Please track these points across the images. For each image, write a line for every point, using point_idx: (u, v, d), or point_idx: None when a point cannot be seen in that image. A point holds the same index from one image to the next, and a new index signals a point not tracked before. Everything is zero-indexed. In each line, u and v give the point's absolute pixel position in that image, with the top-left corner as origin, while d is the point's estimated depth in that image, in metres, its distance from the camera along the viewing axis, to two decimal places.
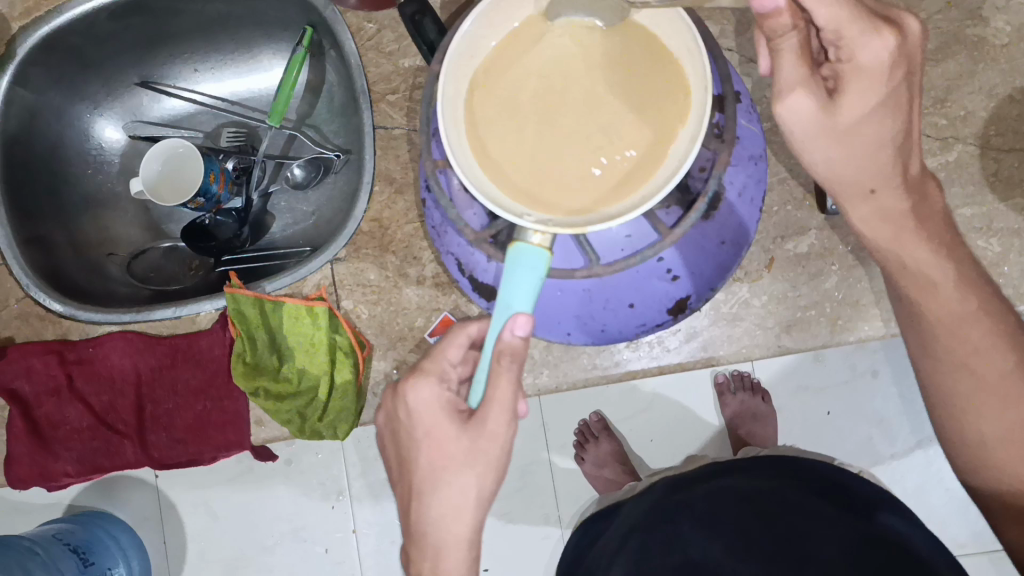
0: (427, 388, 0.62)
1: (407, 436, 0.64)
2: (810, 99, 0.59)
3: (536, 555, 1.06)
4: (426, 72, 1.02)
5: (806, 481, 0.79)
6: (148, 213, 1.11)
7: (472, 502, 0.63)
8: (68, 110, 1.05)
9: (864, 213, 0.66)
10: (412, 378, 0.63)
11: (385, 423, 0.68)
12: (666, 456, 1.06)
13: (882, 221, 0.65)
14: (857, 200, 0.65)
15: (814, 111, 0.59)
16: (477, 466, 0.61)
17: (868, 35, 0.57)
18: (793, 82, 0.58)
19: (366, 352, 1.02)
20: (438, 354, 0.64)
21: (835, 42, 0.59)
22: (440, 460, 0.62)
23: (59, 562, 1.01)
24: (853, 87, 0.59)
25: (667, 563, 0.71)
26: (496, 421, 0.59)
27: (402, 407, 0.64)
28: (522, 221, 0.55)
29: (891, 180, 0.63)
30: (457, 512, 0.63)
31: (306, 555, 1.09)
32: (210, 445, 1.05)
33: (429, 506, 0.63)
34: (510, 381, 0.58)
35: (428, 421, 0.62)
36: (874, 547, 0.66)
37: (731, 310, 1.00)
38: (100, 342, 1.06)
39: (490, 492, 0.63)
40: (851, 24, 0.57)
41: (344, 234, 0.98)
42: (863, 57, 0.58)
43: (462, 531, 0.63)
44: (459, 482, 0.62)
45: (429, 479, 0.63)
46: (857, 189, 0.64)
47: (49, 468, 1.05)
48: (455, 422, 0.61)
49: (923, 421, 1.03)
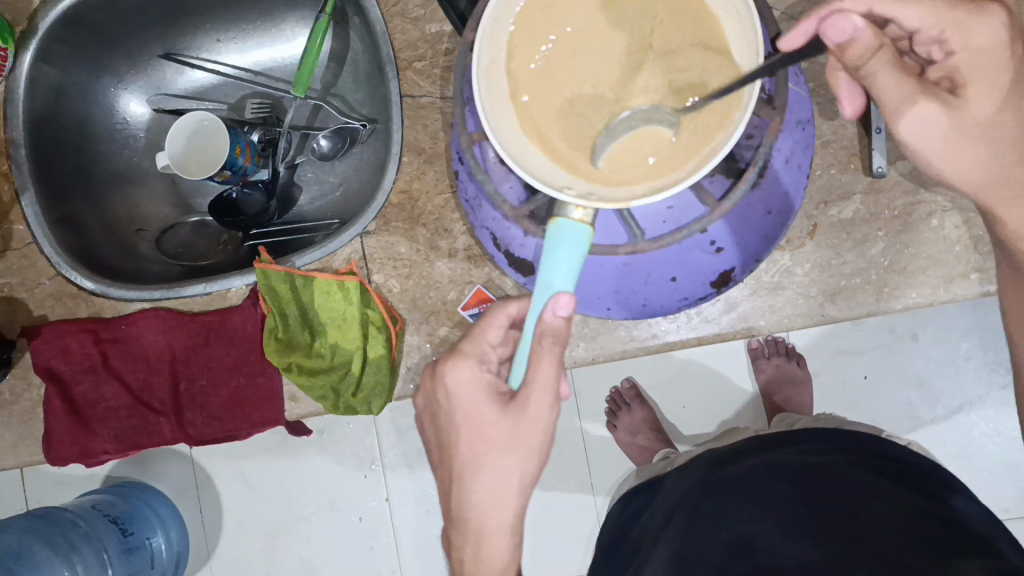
0: (467, 370, 0.61)
1: (447, 420, 0.63)
2: (934, 109, 0.60)
3: (574, 525, 1.05)
4: (455, 38, 0.99)
5: (857, 454, 0.77)
6: (176, 188, 1.09)
7: (515, 487, 0.62)
8: (93, 85, 1.04)
9: (1014, 211, 0.65)
10: (451, 360, 0.61)
11: (424, 405, 0.67)
12: (700, 423, 1.04)
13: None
14: (1012, 200, 0.65)
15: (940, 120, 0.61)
16: (519, 450, 0.60)
17: (973, 20, 0.59)
18: (907, 98, 0.60)
19: (398, 326, 1.01)
20: (478, 336, 0.63)
21: (935, 41, 0.61)
22: (480, 444, 0.61)
23: (101, 536, 1.03)
24: (974, 79, 0.61)
25: (715, 538, 0.70)
26: (538, 406, 0.58)
27: (441, 389, 0.62)
28: (562, 196, 0.53)
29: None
30: (499, 498, 0.62)
31: (342, 525, 1.09)
32: (246, 421, 1.05)
33: (470, 490, 0.62)
34: (552, 364, 0.56)
35: (468, 406, 0.61)
36: (933, 524, 0.64)
37: (772, 279, 0.99)
38: (134, 320, 1.06)
39: (533, 475, 0.62)
40: (950, 18, 0.59)
41: (373, 207, 0.95)
42: (972, 47, 0.60)
43: (504, 516, 0.63)
44: (501, 465, 0.61)
45: (469, 464, 0.62)
46: (1017, 187, 0.64)
47: (89, 447, 1.05)
48: (496, 404, 0.60)
49: (966, 383, 0.99)
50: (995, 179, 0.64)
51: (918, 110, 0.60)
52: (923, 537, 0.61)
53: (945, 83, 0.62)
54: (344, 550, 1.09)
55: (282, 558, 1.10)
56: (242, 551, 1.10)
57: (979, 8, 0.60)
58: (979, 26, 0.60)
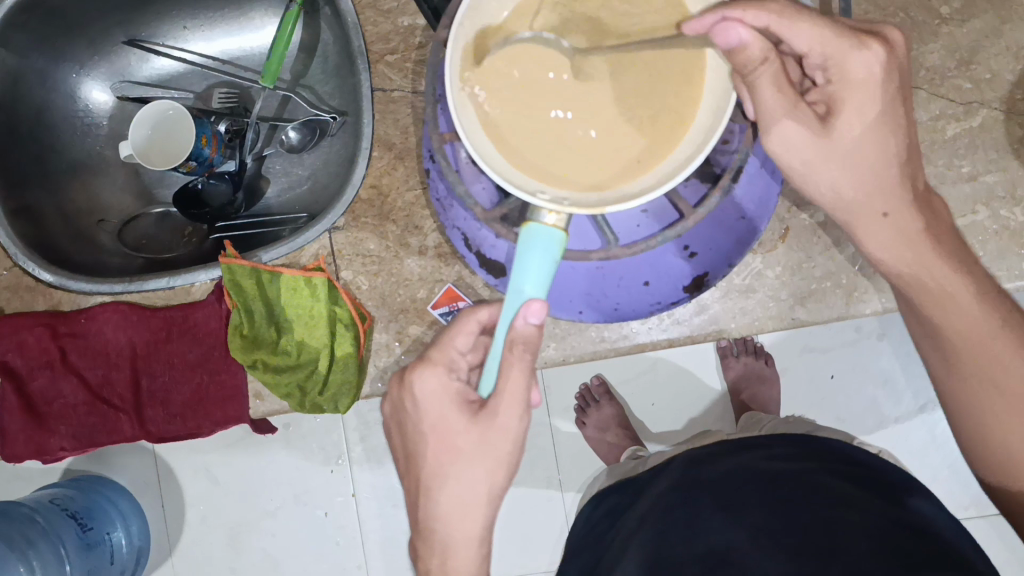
0: (436, 378, 0.60)
1: (415, 429, 0.62)
2: (798, 128, 0.61)
3: (543, 523, 1.05)
4: (426, 31, 0.97)
5: (831, 462, 0.77)
6: (139, 178, 1.06)
7: (484, 497, 0.61)
8: (52, 72, 1.01)
9: (876, 237, 0.65)
10: (420, 367, 0.60)
11: (391, 413, 0.66)
12: (669, 421, 1.04)
13: (902, 245, 0.64)
14: (871, 225, 0.64)
15: (807, 140, 0.61)
16: (487, 460, 0.60)
17: (855, 50, 0.59)
18: (775, 113, 0.60)
19: (367, 324, 0.99)
20: (446, 343, 0.62)
21: (821, 65, 0.60)
22: (449, 453, 0.60)
23: (60, 531, 1.01)
24: (847, 105, 0.60)
25: (686, 550, 0.70)
26: (509, 414, 0.57)
27: (408, 397, 0.62)
28: (535, 200, 0.52)
29: (902, 201, 0.63)
30: (468, 509, 0.61)
31: (307, 522, 1.07)
32: (208, 419, 1.03)
33: (438, 500, 0.62)
34: (523, 373, 0.55)
35: (435, 414, 0.60)
36: (906, 539, 0.63)
37: (744, 282, 0.98)
38: (93, 314, 1.03)
39: (502, 485, 0.61)
40: (836, 44, 0.59)
41: (343, 201, 0.94)
42: (855, 73, 0.59)
43: (474, 527, 0.62)
44: (469, 475, 0.60)
45: (437, 474, 0.61)
46: (870, 213, 0.64)
47: (45, 444, 1.02)
48: (466, 413, 0.59)
49: (930, 383, 1.00)
50: (861, 200, 0.63)
51: (782, 128, 0.61)
52: (894, 547, 0.62)
53: (821, 107, 0.62)
54: (308, 546, 1.07)
55: (246, 555, 1.08)
56: (204, 548, 1.08)
57: (860, 42, 0.59)
58: (860, 60, 0.59)
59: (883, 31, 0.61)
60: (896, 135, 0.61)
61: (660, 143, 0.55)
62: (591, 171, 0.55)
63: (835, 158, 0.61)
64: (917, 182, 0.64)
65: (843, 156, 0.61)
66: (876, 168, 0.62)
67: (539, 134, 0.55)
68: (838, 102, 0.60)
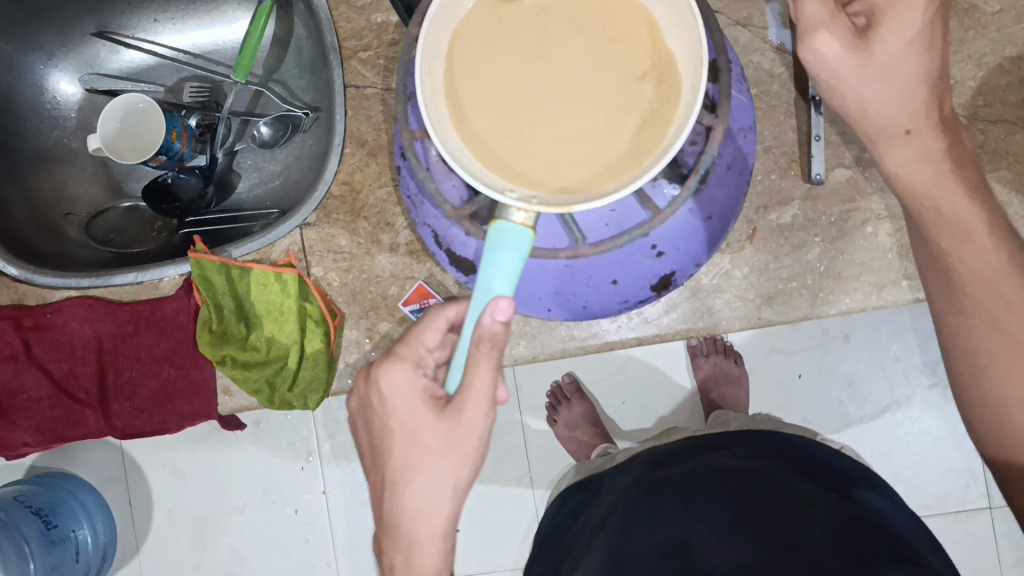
0: (402, 374, 0.61)
1: (382, 424, 0.62)
2: (832, 38, 0.60)
3: (513, 519, 1.06)
4: (400, 28, 0.97)
5: (793, 458, 0.79)
6: (108, 171, 1.05)
7: (451, 493, 0.61)
8: (20, 62, 0.99)
9: (900, 156, 0.64)
10: (387, 362, 0.61)
11: (357, 408, 0.66)
12: (637, 418, 1.05)
13: (922, 166, 0.64)
14: (893, 143, 0.64)
15: (839, 49, 0.61)
16: (455, 457, 0.60)
17: None
18: (814, 23, 0.60)
19: (337, 321, 0.99)
20: (415, 339, 0.62)
21: None
22: (416, 449, 0.60)
23: (22, 528, 1.00)
24: (888, 16, 0.60)
25: (648, 541, 0.71)
26: (475, 408, 0.57)
27: (376, 392, 0.62)
28: (505, 199, 0.52)
29: (926, 119, 0.63)
30: (434, 505, 0.62)
31: (276, 518, 1.07)
32: (176, 415, 1.02)
33: (404, 495, 0.62)
34: (489, 368, 0.56)
35: (403, 410, 0.60)
36: (859, 533, 0.65)
37: (711, 282, 0.99)
38: (60, 307, 1.02)
39: (469, 481, 0.62)
40: None
41: (314, 198, 0.93)
42: None
43: (440, 523, 0.62)
44: (436, 472, 0.61)
45: (404, 470, 0.61)
46: (894, 131, 0.63)
47: (8, 439, 1.02)
48: (432, 410, 0.60)
49: (893, 383, 1.02)
50: (894, 122, 0.63)
51: (818, 37, 0.60)
52: (849, 540, 0.64)
53: (862, 18, 0.62)
54: (276, 543, 1.07)
55: (213, 551, 1.08)
56: (172, 543, 1.08)
57: None
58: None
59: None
60: (930, 52, 0.61)
61: (647, 117, 0.54)
62: (583, 158, 0.55)
63: (873, 67, 0.61)
64: (944, 104, 0.64)
65: (879, 68, 0.61)
66: (904, 83, 0.61)
67: (525, 135, 0.55)
68: (879, 11, 0.60)
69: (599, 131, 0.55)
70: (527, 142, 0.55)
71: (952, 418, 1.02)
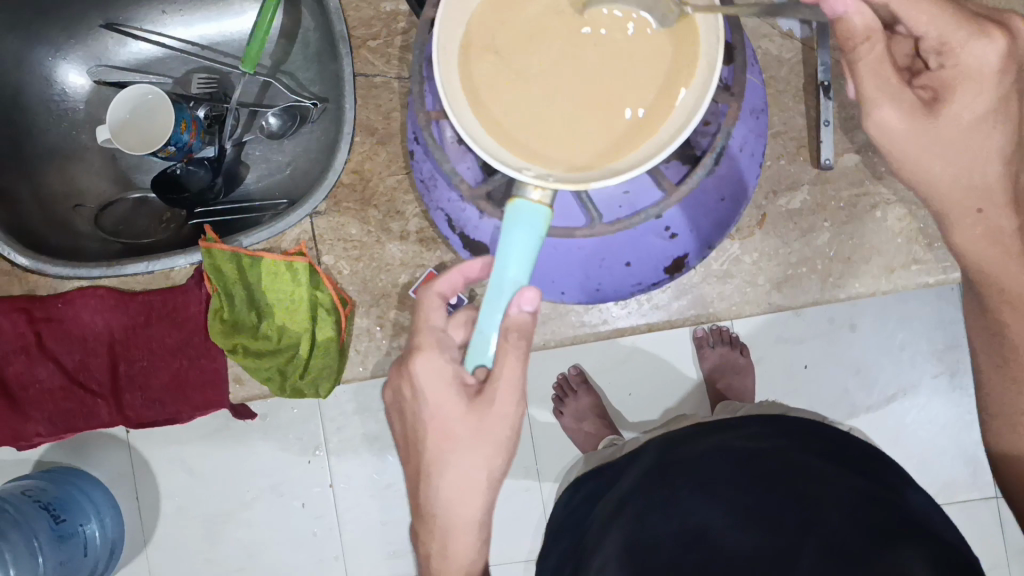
0: (430, 362, 0.61)
1: (414, 414, 0.63)
2: (897, 110, 0.63)
3: (523, 510, 1.06)
4: (409, 16, 0.97)
5: (806, 440, 0.79)
6: (116, 163, 1.05)
7: (485, 483, 0.63)
8: (29, 54, 1.00)
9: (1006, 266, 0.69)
10: (413, 355, 0.61)
11: (392, 402, 0.67)
12: (645, 410, 1.05)
13: (992, 240, 0.67)
14: (963, 219, 0.68)
15: (903, 122, 0.63)
16: (486, 448, 0.61)
17: (974, 38, 0.61)
18: (879, 96, 0.62)
19: (348, 308, 0.99)
20: (423, 324, 0.63)
21: (937, 49, 0.63)
22: (447, 441, 0.61)
23: (31, 523, 1.01)
24: (960, 91, 0.62)
25: (666, 525, 0.71)
26: (505, 402, 0.58)
27: (408, 384, 0.62)
28: (522, 175, 0.52)
29: (998, 196, 0.66)
30: (466, 495, 0.63)
31: (285, 510, 1.07)
32: (188, 405, 1.02)
33: (439, 486, 0.63)
34: (518, 360, 0.57)
35: (435, 398, 0.60)
36: (878, 514, 0.65)
37: (722, 267, 0.99)
38: (71, 298, 1.02)
39: (500, 471, 0.63)
40: (954, 31, 0.61)
41: (325, 185, 0.93)
42: (971, 63, 0.62)
43: (472, 512, 0.63)
44: (469, 463, 0.62)
45: (437, 462, 0.62)
46: (966, 208, 0.67)
47: (21, 430, 1.02)
48: (463, 398, 0.59)
49: (902, 370, 1.03)
50: (958, 194, 0.66)
51: (885, 110, 0.63)
52: (869, 522, 0.64)
53: (929, 92, 0.64)
54: (286, 537, 1.07)
55: (222, 545, 1.08)
56: (181, 538, 1.08)
57: (982, 31, 0.61)
58: (981, 49, 0.61)
59: (1007, 22, 0.64)
60: (1002, 132, 0.64)
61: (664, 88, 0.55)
62: (603, 134, 0.55)
63: (940, 146, 0.64)
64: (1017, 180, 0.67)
65: (958, 142, 0.64)
66: (980, 149, 0.64)
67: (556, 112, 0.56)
68: (948, 88, 0.63)
69: (617, 109, 0.55)
70: (562, 114, 0.56)
71: (959, 403, 1.03)
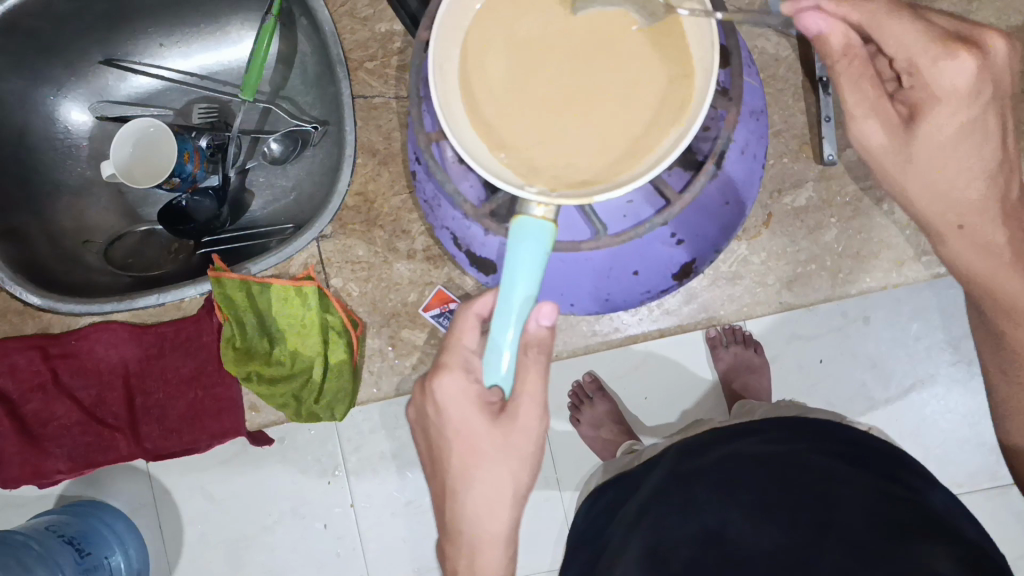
0: (454, 382, 0.59)
1: (438, 432, 0.62)
2: (878, 127, 0.62)
3: (546, 520, 1.06)
4: (405, 36, 0.98)
5: (820, 442, 0.78)
6: (123, 197, 1.06)
7: (508, 496, 0.62)
8: (32, 94, 1.00)
9: None
10: (438, 374, 0.59)
11: (415, 416, 0.66)
12: (660, 413, 1.05)
13: (979, 251, 0.65)
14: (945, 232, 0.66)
15: (885, 141, 0.62)
16: (510, 461, 0.61)
17: (943, 59, 0.58)
18: (860, 110, 0.62)
19: (359, 330, 1.00)
20: (455, 345, 0.61)
21: (908, 68, 0.60)
22: (472, 456, 0.61)
23: (56, 557, 1.00)
24: (933, 110, 0.60)
25: (685, 529, 0.71)
26: (527, 414, 0.59)
27: (431, 402, 0.61)
28: (524, 193, 0.53)
29: (981, 210, 0.64)
30: (493, 508, 0.62)
31: (306, 532, 1.07)
32: (204, 433, 1.03)
33: (464, 502, 0.62)
34: (537, 376, 0.59)
35: (456, 413, 0.59)
36: (895, 509, 0.65)
37: (731, 269, 1.00)
38: (86, 334, 1.03)
39: (526, 485, 0.63)
40: (922, 49, 0.58)
41: (329, 209, 0.94)
42: (938, 84, 0.59)
43: (500, 526, 0.63)
44: (493, 476, 0.61)
45: (461, 477, 0.62)
46: (946, 225, 0.65)
47: (41, 467, 1.02)
48: (486, 416, 0.58)
49: (918, 360, 1.01)
50: (940, 208, 0.64)
51: (871, 123, 0.62)
52: (885, 518, 0.64)
53: (907, 107, 0.62)
54: (309, 560, 1.07)
55: (248, 570, 1.08)
56: (204, 566, 1.08)
57: (950, 51, 0.58)
58: (947, 69, 0.58)
59: (981, 38, 0.59)
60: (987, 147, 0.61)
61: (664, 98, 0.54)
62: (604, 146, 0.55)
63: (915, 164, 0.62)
64: (1006, 193, 0.64)
65: (941, 166, 0.62)
66: (968, 177, 0.62)
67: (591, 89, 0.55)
68: (923, 105, 0.60)
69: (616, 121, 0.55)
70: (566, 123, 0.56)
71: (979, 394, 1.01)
